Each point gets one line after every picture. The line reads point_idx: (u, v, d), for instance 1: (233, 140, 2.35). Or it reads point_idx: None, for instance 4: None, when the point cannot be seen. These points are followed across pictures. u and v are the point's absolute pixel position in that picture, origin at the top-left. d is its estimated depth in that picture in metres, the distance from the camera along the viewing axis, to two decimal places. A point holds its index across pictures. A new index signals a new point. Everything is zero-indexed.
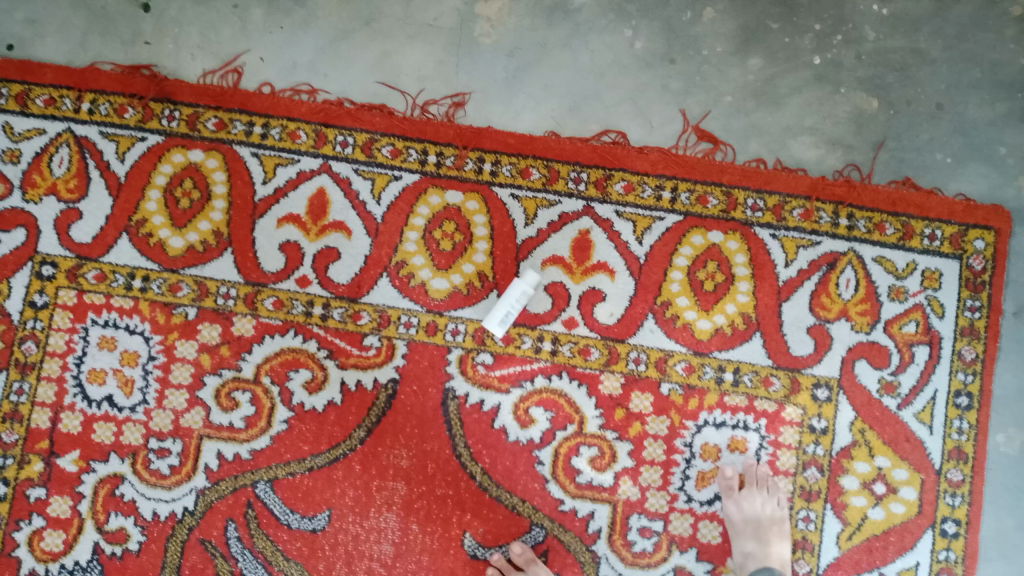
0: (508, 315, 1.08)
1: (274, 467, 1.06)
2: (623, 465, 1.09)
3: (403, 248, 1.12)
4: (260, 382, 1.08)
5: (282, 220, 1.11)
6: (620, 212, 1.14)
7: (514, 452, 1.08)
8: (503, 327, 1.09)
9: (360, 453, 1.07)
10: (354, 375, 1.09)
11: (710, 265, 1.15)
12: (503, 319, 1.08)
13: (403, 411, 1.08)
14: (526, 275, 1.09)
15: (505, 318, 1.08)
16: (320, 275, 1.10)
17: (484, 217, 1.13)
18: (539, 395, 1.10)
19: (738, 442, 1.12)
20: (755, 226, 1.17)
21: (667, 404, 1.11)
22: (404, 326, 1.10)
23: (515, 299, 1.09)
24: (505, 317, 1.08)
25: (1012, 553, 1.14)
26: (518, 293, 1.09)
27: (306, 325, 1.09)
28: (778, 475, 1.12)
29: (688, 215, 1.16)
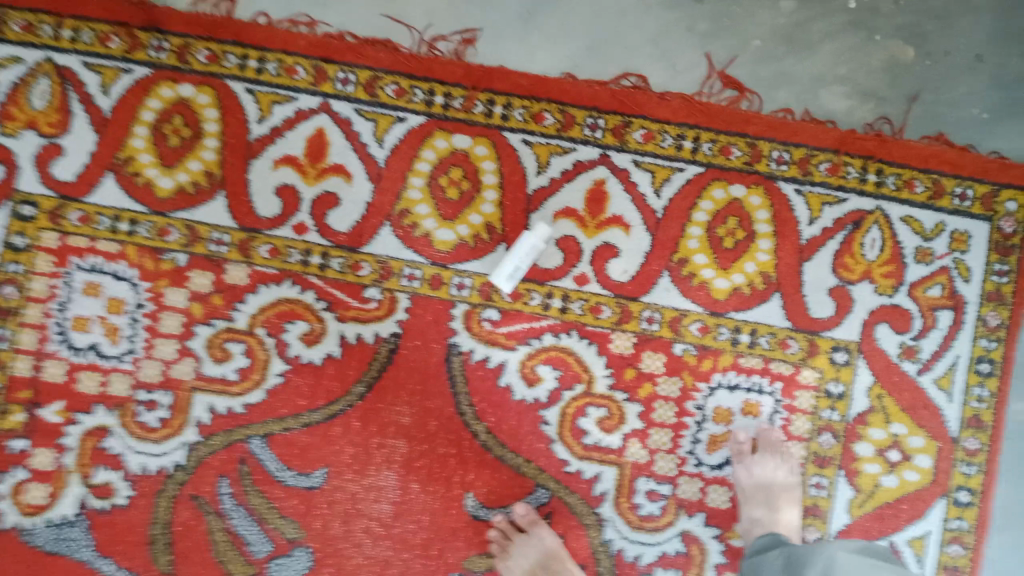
0: (516, 270, 1.04)
1: (269, 422, 1.02)
2: (632, 426, 1.05)
3: (406, 196, 1.05)
4: (254, 334, 1.02)
5: (278, 162, 1.04)
6: (638, 162, 1.08)
7: (519, 412, 1.04)
8: (510, 283, 1.04)
9: (361, 409, 1.02)
10: (353, 329, 1.03)
11: (731, 221, 1.09)
12: (511, 274, 1.03)
13: (405, 366, 1.03)
14: (535, 228, 1.05)
15: (513, 274, 1.04)
16: (318, 223, 1.04)
17: (494, 164, 1.06)
18: (546, 352, 1.05)
19: (752, 407, 1.07)
20: (779, 180, 1.10)
21: (679, 365, 1.06)
22: (407, 278, 1.04)
23: (524, 252, 1.04)
24: (512, 272, 1.04)
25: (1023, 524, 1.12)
26: (526, 246, 1.04)
27: (303, 275, 1.03)
28: (791, 441, 1.08)
29: (711, 167, 1.09)
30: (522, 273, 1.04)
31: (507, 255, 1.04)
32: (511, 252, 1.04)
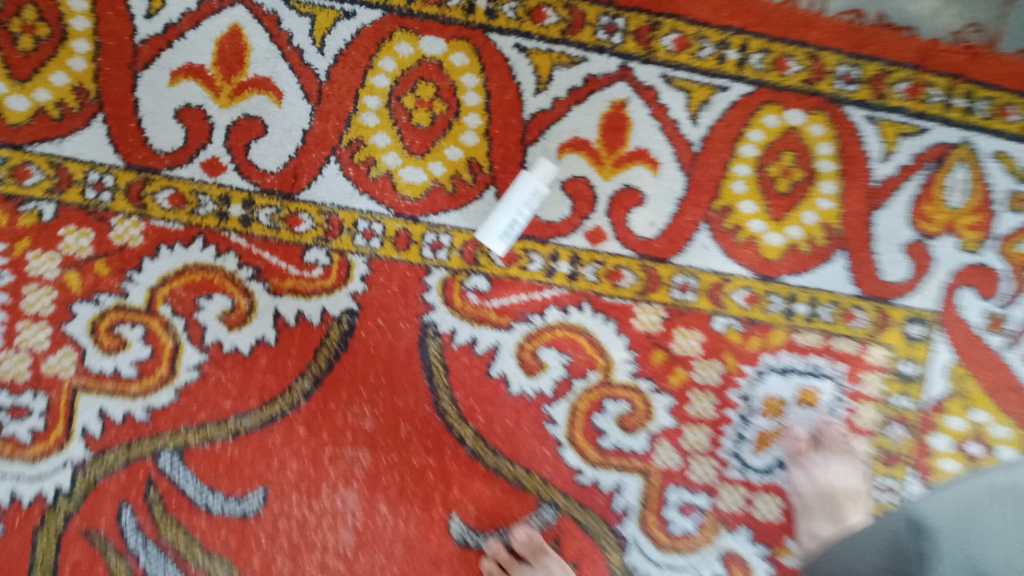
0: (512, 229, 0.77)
1: (182, 432, 0.76)
2: (660, 424, 0.82)
3: (359, 121, 0.78)
4: (155, 314, 0.75)
5: (179, 74, 0.76)
6: (669, 77, 0.81)
7: (515, 409, 0.80)
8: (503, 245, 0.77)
9: (305, 411, 0.77)
10: (292, 305, 0.77)
11: (787, 157, 0.83)
12: (505, 233, 0.76)
13: (364, 354, 0.78)
14: (540, 172, 0.77)
15: (508, 233, 0.77)
16: (237, 159, 0.76)
17: (477, 78, 0.79)
18: (551, 333, 0.81)
19: (809, 395, 0.85)
20: (846, 104, 0.84)
21: (720, 345, 0.83)
22: (363, 236, 0.77)
23: (524, 204, 0.77)
24: (508, 231, 0.76)
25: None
26: (528, 196, 0.77)
27: (218, 232, 0.76)
28: (856, 436, 0.86)
29: (761, 86, 0.83)
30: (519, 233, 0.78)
31: (501, 207, 0.77)
32: (506, 202, 0.77)
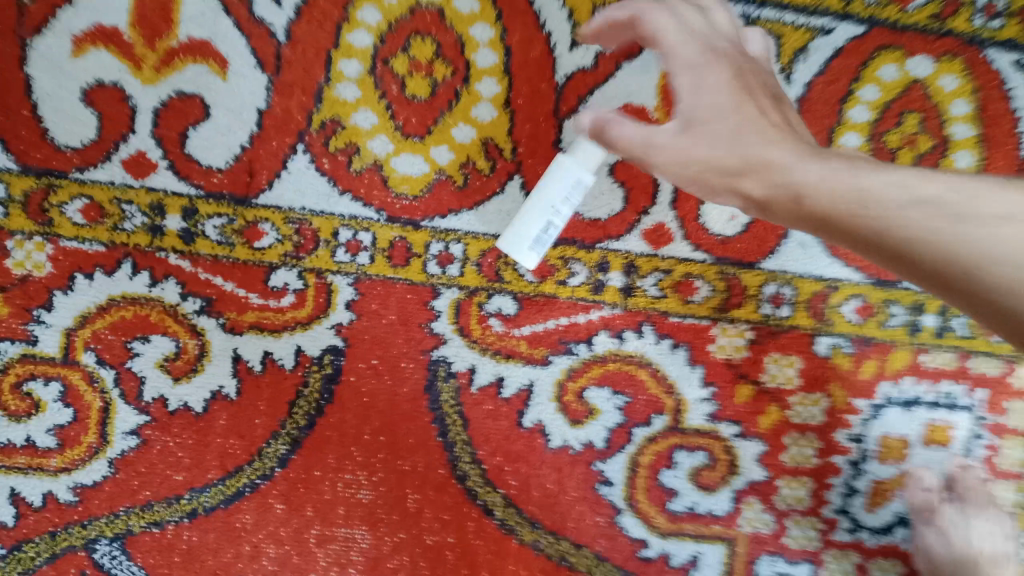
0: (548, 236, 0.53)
1: (121, 516, 0.58)
2: (748, 479, 0.63)
3: (334, 95, 0.57)
4: (75, 366, 0.57)
5: (86, 41, 0.55)
6: (752, 20, 0.60)
7: (556, 468, 0.61)
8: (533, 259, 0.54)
9: (283, 482, 0.58)
10: (255, 346, 0.58)
11: (909, 121, 0.62)
12: (539, 243, 0.53)
13: (355, 405, 0.59)
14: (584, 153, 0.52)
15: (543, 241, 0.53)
16: (170, 153, 0.56)
17: (491, 29, 0.57)
18: (601, 367, 0.61)
19: (940, 433, 0.64)
20: (988, 47, 0.61)
21: (824, 373, 0.63)
22: (346, 250, 0.58)
23: (565, 201, 0.53)
24: (541, 240, 0.53)
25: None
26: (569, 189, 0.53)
27: (151, 253, 0.57)
28: (998, 481, 0.65)
29: (874, 26, 0.61)
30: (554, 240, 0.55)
31: (532, 204, 0.53)
32: (540, 196, 0.53)
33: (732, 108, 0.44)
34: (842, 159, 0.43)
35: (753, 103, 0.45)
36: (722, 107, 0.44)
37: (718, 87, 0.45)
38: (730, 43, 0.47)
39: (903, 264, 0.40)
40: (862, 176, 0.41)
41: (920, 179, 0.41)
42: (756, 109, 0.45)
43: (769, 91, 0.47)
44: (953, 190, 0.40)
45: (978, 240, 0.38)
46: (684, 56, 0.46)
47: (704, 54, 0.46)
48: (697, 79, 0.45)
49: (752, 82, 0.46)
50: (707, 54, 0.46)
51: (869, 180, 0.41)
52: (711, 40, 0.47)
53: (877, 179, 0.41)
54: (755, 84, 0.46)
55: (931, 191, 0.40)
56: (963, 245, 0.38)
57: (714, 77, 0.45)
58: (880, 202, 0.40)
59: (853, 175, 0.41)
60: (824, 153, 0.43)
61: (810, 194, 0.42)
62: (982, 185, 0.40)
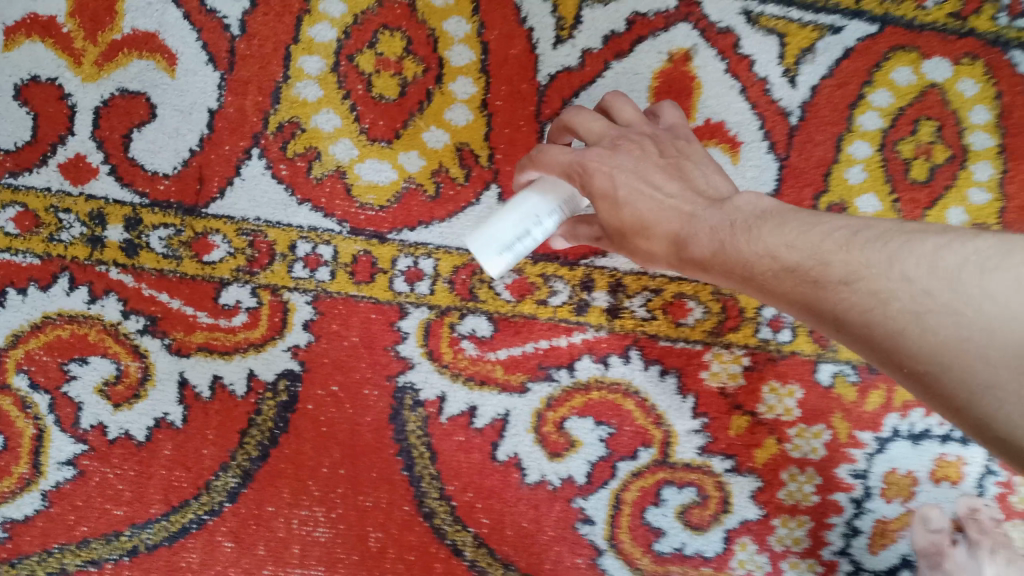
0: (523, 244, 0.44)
1: (56, 553, 0.53)
2: (742, 518, 0.58)
3: (293, 94, 0.52)
4: (8, 388, 0.52)
5: (21, 31, 0.51)
6: (753, 15, 0.55)
7: (534, 506, 0.56)
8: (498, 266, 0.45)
9: (231, 519, 0.54)
10: (205, 369, 0.53)
11: (924, 129, 0.56)
12: (512, 247, 0.43)
13: (313, 435, 0.54)
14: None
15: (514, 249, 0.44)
16: (112, 157, 0.52)
17: (467, 25, 0.53)
18: (584, 395, 0.55)
19: (949, 469, 0.60)
20: (1012, 49, 0.56)
21: (826, 403, 0.58)
22: (304, 265, 0.53)
23: (555, 212, 0.45)
24: (514, 246, 0.44)
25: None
26: (564, 203, 0.45)
27: (90, 267, 0.52)
28: (1011, 521, 0.61)
29: (887, 25, 0.56)
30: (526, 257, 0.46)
31: (517, 202, 0.45)
32: (529, 195, 0.44)
33: (624, 198, 0.42)
34: (741, 221, 0.39)
35: (646, 180, 0.42)
36: (617, 200, 0.42)
37: (610, 177, 0.42)
38: (629, 126, 0.46)
39: (823, 325, 0.36)
40: (758, 242, 0.37)
41: (817, 235, 0.36)
42: (648, 185, 0.42)
43: (673, 156, 0.44)
44: (852, 241, 0.35)
45: (877, 300, 0.34)
46: (574, 159, 0.43)
47: (595, 149, 0.43)
48: (588, 174, 0.42)
49: (648, 156, 0.43)
50: (599, 148, 0.44)
51: (764, 247, 0.37)
52: (605, 135, 0.45)
53: (755, 247, 0.38)
54: (654, 154, 0.44)
55: (833, 246, 0.36)
56: (861, 313, 0.34)
57: (605, 165, 0.42)
58: (776, 276, 0.37)
59: (751, 242, 0.38)
60: (720, 217, 0.40)
61: (719, 275, 0.40)
62: (890, 226, 0.35)
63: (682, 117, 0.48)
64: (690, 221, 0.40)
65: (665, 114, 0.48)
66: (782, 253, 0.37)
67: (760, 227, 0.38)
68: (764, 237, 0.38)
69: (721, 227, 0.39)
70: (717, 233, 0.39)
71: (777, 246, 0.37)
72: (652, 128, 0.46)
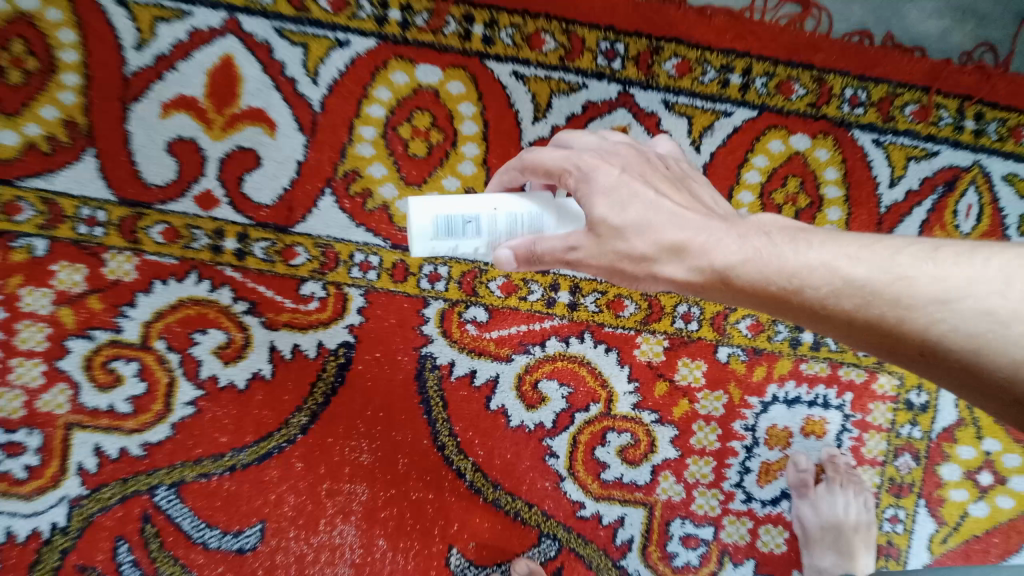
0: (460, 233, 0.57)
1: (178, 468, 0.75)
2: (664, 456, 0.81)
3: (355, 152, 0.76)
4: (150, 349, 0.74)
5: (171, 106, 0.74)
6: (670, 103, 0.80)
7: (515, 442, 0.79)
8: (430, 238, 0.57)
9: (302, 445, 0.76)
10: (288, 339, 0.76)
11: (791, 182, 0.83)
12: (449, 228, 0.56)
13: (361, 387, 0.77)
14: (563, 207, 0.58)
15: (452, 233, 0.57)
16: (230, 192, 0.75)
17: (474, 107, 0.77)
18: (552, 364, 0.79)
19: (815, 425, 0.83)
20: (854, 128, 0.83)
21: (724, 375, 0.81)
22: (359, 268, 0.76)
23: (505, 222, 0.58)
24: (453, 229, 0.57)
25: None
26: (517, 223, 0.58)
27: (213, 266, 0.75)
28: (862, 466, 0.85)
29: (764, 111, 0.81)
30: (458, 250, 0.58)
31: (487, 200, 0.58)
32: (501, 195, 0.58)
33: (634, 202, 0.52)
34: (779, 238, 0.51)
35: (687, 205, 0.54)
36: (626, 203, 0.52)
37: (607, 174, 0.54)
38: (617, 145, 0.60)
39: (908, 345, 0.46)
40: (815, 258, 0.49)
41: (883, 258, 0.48)
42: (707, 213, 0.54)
43: (673, 175, 0.60)
44: (928, 264, 0.46)
45: (979, 320, 0.43)
46: (565, 158, 0.56)
47: (587, 152, 0.56)
48: (586, 171, 0.54)
49: (653, 174, 0.57)
50: (591, 155, 0.56)
51: (822, 263, 0.49)
52: (603, 152, 0.59)
53: (809, 262, 0.49)
54: (655, 172, 0.58)
55: (906, 267, 0.46)
56: (964, 332, 0.43)
57: (604, 168, 0.55)
58: (847, 291, 0.47)
59: (809, 259, 0.49)
60: (772, 241, 0.51)
61: (771, 287, 0.51)
62: (963, 249, 0.46)
63: (672, 146, 0.69)
64: (754, 248, 0.51)
65: (661, 144, 0.69)
66: (843, 267, 0.48)
67: (813, 250, 0.50)
68: (824, 256, 0.49)
69: (772, 245, 0.51)
70: (766, 249, 0.51)
71: (835, 263, 0.48)
72: (640, 147, 0.62)
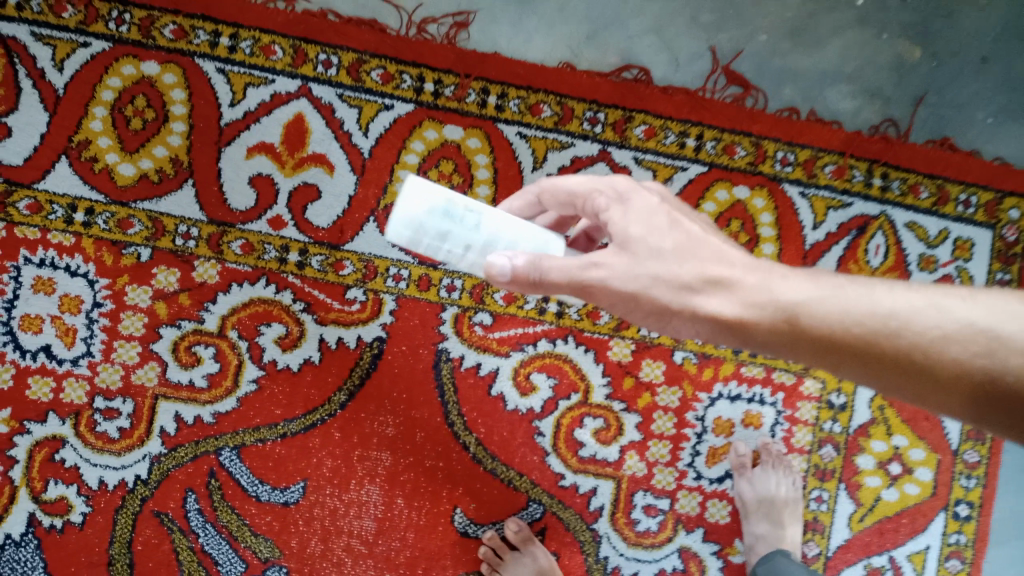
0: (458, 221, 0.66)
1: (241, 433, 0.94)
2: (630, 438, 1.00)
3: (393, 189, 0.98)
4: (225, 337, 0.94)
5: (254, 150, 0.96)
6: (639, 159, 1.02)
7: (511, 423, 0.98)
8: (427, 212, 0.66)
9: (341, 419, 0.95)
10: (334, 333, 0.96)
11: (733, 223, 1.05)
12: (451, 211, 0.65)
13: (390, 373, 0.96)
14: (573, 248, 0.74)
15: (450, 219, 0.66)
16: (296, 216, 0.96)
17: (487, 158, 1.00)
18: (541, 360, 0.99)
19: (753, 418, 1.03)
20: (784, 182, 1.05)
21: (679, 374, 1.01)
22: (392, 279, 0.97)
23: (502, 235, 0.68)
24: (452, 213, 0.66)
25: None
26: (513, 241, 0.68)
27: (279, 274, 0.95)
28: (792, 454, 1.04)
29: (713, 167, 1.04)
30: (446, 237, 0.67)
31: (493, 212, 0.68)
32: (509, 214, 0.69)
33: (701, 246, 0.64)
34: (867, 286, 0.59)
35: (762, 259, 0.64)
36: (671, 235, 0.65)
37: (645, 198, 0.68)
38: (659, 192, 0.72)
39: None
40: (916, 305, 0.56)
41: (995, 311, 0.54)
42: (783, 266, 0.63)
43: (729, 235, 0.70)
44: None
45: None
46: (592, 182, 0.71)
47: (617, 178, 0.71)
48: (617, 191, 0.69)
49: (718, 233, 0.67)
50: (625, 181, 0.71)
51: (924, 310, 0.56)
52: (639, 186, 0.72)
53: (906, 307, 0.56)
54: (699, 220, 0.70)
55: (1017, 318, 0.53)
56: None
57: (640, 193, 0.69)
58: (957, 336, 0.54)
59: (912, 306, 0.56)
60: (860, 290, 0.59)
61: (861, 327, 0.57)
62: None
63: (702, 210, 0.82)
64: (828, 290, 0.59)
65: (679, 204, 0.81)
66: (948, 315, 0.55)
67: (906, 297, 0.57)
68: (924, 302, 0.56)
69: (860, 291, 0.59)
70: (852, 293, 0.59)
71: (932, 308, 0.56)
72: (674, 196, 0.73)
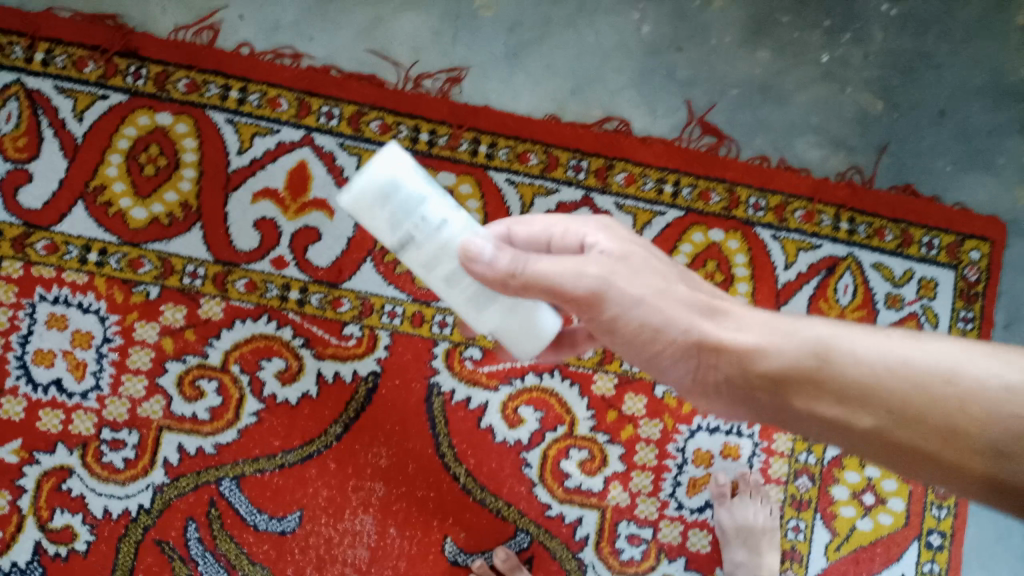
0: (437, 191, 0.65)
1: (241, 463, 0.98)
2: (613, 468, 1.04)
3: None
4: (227, 371, 0.99)
5: (259, 195, 1.02)
6: (620, 204, 1.09)
7: (500, 454, 1.03)
8: (410, 177, 0.63)
9: (336, 450, 1.00)
10: (331, 367, 1.01)
11: (709, 264, 1.12)
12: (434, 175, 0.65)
13: (383, 406, 1.01)
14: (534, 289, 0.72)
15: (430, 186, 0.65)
16: (297, 257, 1.02)
17: (478, 202, 1.07)
18: (528, 393, 1.03)
19: (731, 449, 1.08)
20: (757, 225, 1.12)
21: (660, 407, 1.06)
22: (388, 316, 1.02)
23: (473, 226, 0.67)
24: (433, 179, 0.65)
25: (1010, 560, 1.12)
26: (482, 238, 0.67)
27: (280, 311, 1.01)
28: (769, 484, 1.09)
29: (690, 211, 1.11)
30: (418, 209, 0.63)
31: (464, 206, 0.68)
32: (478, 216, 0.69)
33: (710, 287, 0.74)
34: (878, 332, 0.67)
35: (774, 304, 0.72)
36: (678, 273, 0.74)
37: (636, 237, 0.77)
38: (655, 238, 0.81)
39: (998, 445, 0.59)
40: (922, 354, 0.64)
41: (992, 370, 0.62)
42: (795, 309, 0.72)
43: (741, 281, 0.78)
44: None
45: None
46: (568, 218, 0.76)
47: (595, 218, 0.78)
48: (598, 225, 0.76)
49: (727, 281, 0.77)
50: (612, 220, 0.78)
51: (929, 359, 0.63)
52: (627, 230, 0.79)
53: (911, 352, 0.64)
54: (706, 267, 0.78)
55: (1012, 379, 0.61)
56: None
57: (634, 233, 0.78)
58: (957, 386, 0.61)
59: (919, 354, 0.64)
60: (871, 335, 0.67)
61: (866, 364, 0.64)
62: None
63: None
64: (839, 329, 0.68)
65: None
66: (950, 367, 0.62)
67: (913, 347, 0.65)
68: (931, 352, 0.64)
69: (872, 334, 0.67)
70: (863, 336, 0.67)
71: (937, 358, 0.63)
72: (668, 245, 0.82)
